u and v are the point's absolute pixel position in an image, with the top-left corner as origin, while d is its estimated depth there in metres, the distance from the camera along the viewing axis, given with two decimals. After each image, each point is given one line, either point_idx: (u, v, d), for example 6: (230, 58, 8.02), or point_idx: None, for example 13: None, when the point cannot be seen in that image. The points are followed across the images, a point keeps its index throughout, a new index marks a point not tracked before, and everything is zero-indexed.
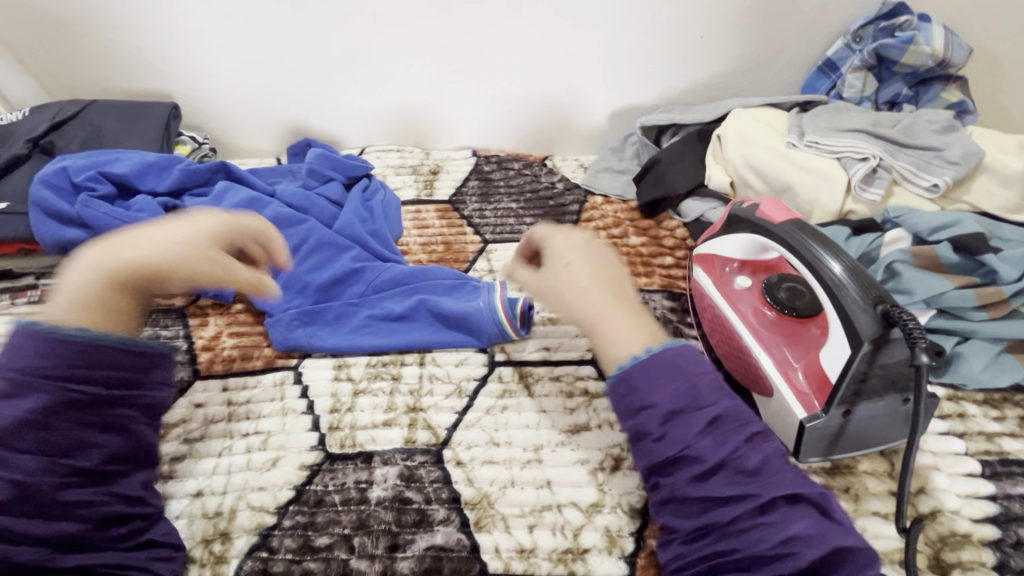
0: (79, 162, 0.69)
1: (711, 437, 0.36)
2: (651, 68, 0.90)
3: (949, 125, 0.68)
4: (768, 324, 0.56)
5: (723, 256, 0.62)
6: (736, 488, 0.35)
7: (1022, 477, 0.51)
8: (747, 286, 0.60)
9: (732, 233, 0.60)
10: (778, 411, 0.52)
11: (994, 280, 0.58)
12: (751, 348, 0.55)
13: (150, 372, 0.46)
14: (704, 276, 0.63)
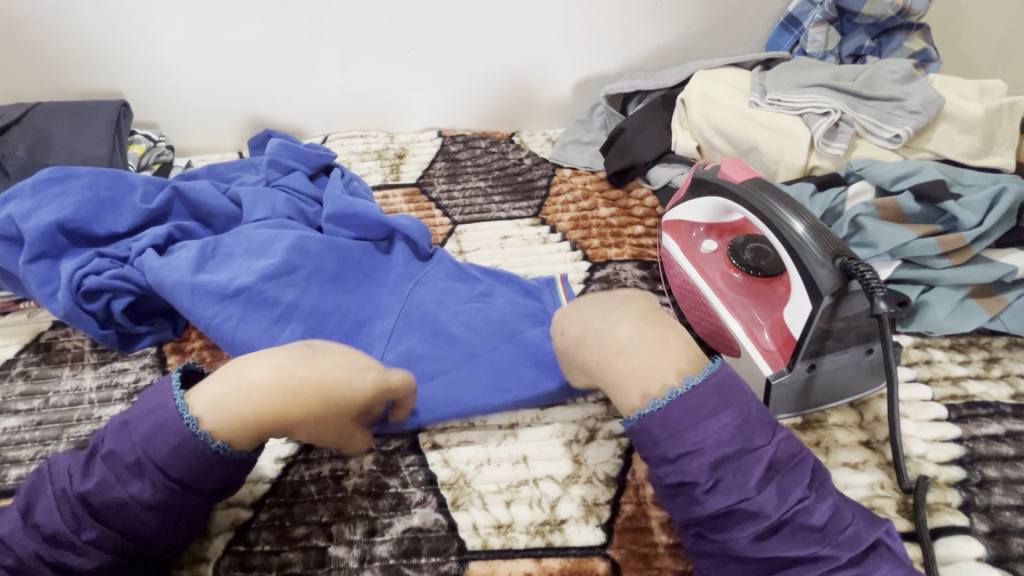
0: (25, 206, 0.65)
1: (772, 490, 0.37)
2: (613, 34, 0.88)
3: (911, 73, 0.68)
4: (736, 285, 0.56)
5: (690, 220, 0.61)
6: (806, 545, 0.36)
7: (986, 418, 0.52)
8: (713, 249, 0.60)
9: (696, 198, 0.59)
10: (749, 370, 0.52)
11: (956, 227, 0.58)
12: (720, 311, 0.55)
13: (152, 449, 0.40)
14: (672, 243, 0.63)
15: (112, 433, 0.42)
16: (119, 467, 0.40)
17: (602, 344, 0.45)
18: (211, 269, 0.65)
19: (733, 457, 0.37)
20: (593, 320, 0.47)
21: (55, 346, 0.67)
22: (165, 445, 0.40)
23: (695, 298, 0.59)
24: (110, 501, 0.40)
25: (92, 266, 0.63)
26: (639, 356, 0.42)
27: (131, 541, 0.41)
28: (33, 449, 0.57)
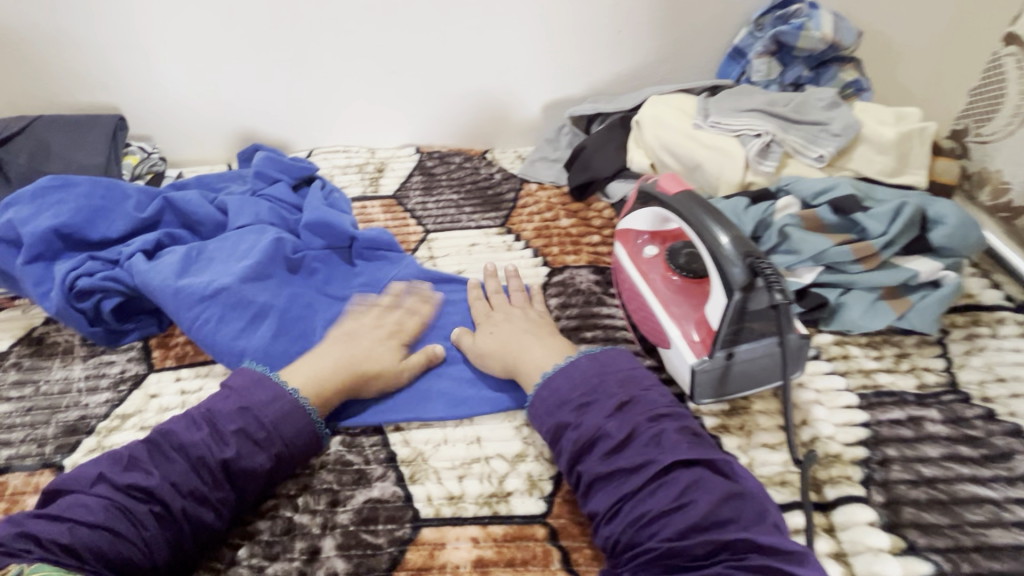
0: (25, 212, 0.70)
1: (618, 418, 0.49)
2: (577, 62, 0.96)
3: (835, 101, 0.76)
4: (673, 286, 0.62)
5: (636, 228, 0.68)
6: (645, 457, 0.46)
7: (891, 405, 0.58)
8: (655, 254, 0.66)
9: (640, 208, 0.65)
10: (679, 361, 0.58)
11: (867, 236, 0.65)
12: (656, 309, 0.61)
13: (221, 419, 0.50)
14: (620, 249, 0.69)
15: (222, 418, 0.50)
16: (245, 443, 0.50)
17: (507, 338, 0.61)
18: (195, 270, 0.70)
19: (592, 398, 0.51)
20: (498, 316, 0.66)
21: (47, 339, 0.71)
22: (294, 425, 0.52)
23: (638, 298, 0.65)
24: (208, 479, 0.48)
25: (84, 268, 0.68)
26: (537, 348, 0.58)
27: (209, 515, 0.47)
28: (23, 432, 0.61)
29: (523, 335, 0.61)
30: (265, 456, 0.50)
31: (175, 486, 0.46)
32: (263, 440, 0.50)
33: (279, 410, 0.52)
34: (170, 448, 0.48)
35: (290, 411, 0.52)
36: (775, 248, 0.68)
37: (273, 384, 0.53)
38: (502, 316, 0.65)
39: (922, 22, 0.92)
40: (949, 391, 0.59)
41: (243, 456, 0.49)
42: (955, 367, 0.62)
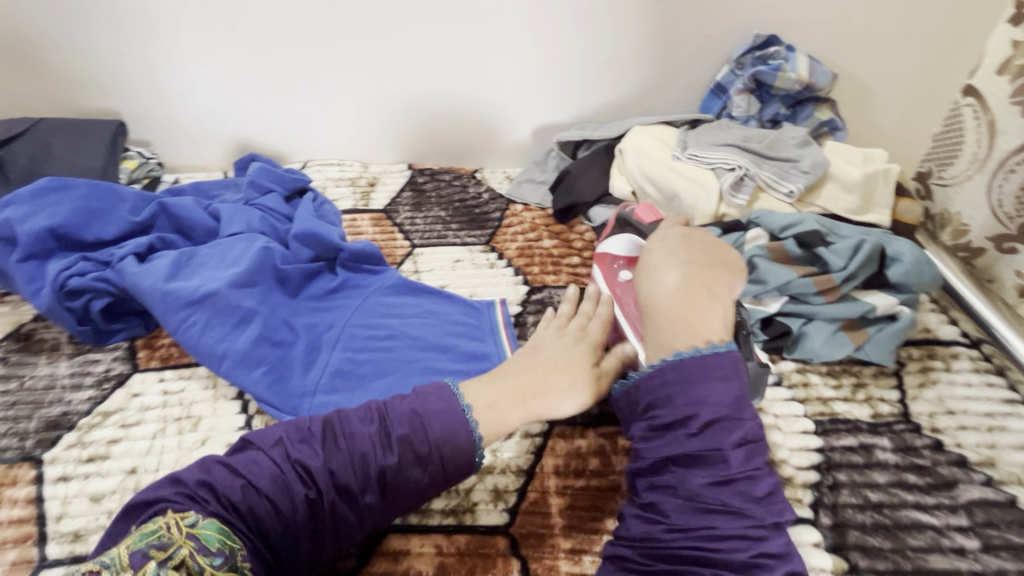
0: (22, 211, 0.72)
1: (743, 451, 0.45)
2: (567, 90, 1.00)
3: (806, 139, 0.80)
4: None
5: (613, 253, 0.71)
6: (741, 504, 0.44)
7: (845, 432, 0.61)
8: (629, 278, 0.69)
9: (619, 234, 0.71)
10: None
11: (829, 269, 0.68)
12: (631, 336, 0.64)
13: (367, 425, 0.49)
14: (599, 275, 0.72)
15: (296, 455, 0.48)
16: (299, 487, 0.46)
17: (668, 280, 0.57)
18: (183, 275, 0.72)
19: (704, 409, 0.46)
20: (681, 244, 0.61)
21: (34, 336, 0.73)
22: (445, 425, 0.50)
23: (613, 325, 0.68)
24: (359, 479, 0.47)
25: (77, 268, 0.70)
26: (709, 313, 0.53)
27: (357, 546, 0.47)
28: (5, 425, 0.63)
29: (697, 289, 0.55)
30: (431, 471, 0.49)
31: (333, 474, 0.47)
32: (425, 449, 0.49)
33: (443, 424, 0.50)
34: (338, 436, 0.49)
35: (348, 462, 0.47)
36: (744, 276, 0.72)
37: (448, 395, 0.52)
38: (682, 250, 0.60)
39: (893, 68, 0.98)
40: (901, 421, 0.62)
41: (374, 456, 0.47)
42: (908, 398, 0.65)
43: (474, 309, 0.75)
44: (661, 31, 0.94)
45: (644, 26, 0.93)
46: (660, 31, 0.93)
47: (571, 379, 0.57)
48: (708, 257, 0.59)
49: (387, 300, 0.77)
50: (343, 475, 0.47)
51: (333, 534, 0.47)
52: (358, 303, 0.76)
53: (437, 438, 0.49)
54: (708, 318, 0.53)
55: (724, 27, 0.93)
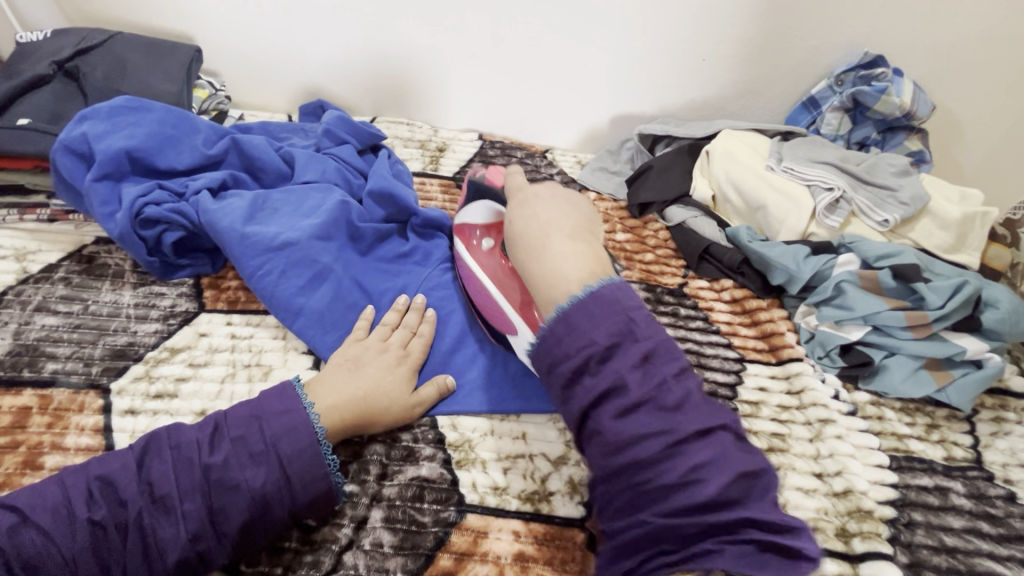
0: (100, 127, 0.69)
1: (642, 371, 0.43)
2: (655, 82, 0.97)
3: (906, 169, 0.78)
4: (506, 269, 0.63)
5: (471, 224, 0.68)
6: (658, 423, 0.42)
7: (920, 471, 0.60)
8: (502, 258, 0.64)
9: (478, 201, 0.67)
10: (525, 339, 0.58)
11: (923, 305, 0.67)
12: (505, 305, 0.60)
13: (228, 433, 0.48)
14: (459, 242, 0.69)
15: (236, 423, 0.49)
16: (244, 455, 0.47)
17: (547, 255, 0.52)
18: (260, 220, 0.69)
19: (721, 436, 0.42)
20: (558, 196, 0.58)
21: (97, 260, 0.70)
22: (304, 460, 0.48)
23: (485, 287, 0.63)
24: (181, 483, 0.45)
25: (153, 197, 0.68)
26: (570, 254, 0.51)
27: (334, 500, 0.50)
28: (70, 348, 0.61)
29: (551, 238, 0.53)
30: (270, 471, 0.47)
31: (252, 485, 0.46)
32: (263, 450, 0.48)
33: (293, 442, 0.48)
34: (166, 444, 0.47)
35: (303, 427, 0.49)
36: (828, 300, 0.71)
37: (293, 396, 0.51)
38: (554, 201, 0.57)
39: (990, 107, 0.95)
40: (974, 467, 0.62)
41: (232, 459, 0.47)
42: (982, 446, 0.64)
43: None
44: (768, 33, 0.90)
45: (751, 26, 0.89)
46: (767, 32, 0.90)
47: (358, 384, 0.55)
48: (572, 213, 0.56)
49: (455, 272, 0.72)
50: (216, 472, 0.46)
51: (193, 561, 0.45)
52: (428, 271, 0.72)
53: (299, 468, 0.48)
54: (580, 262, 0.51)
55: (831, 40, 0.90)
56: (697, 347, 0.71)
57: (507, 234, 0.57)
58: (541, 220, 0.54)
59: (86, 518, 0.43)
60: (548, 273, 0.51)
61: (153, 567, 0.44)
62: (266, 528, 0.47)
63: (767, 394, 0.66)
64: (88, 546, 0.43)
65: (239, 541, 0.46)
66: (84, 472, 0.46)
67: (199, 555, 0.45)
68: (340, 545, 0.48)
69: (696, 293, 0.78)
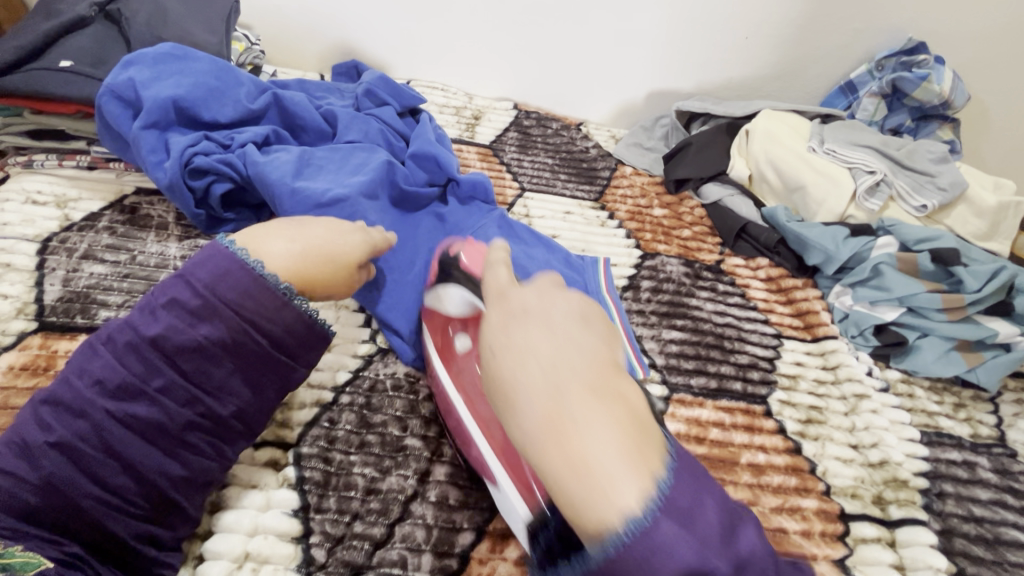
0: (146, 74, 0.68)
1: (699, 522, 0.29)
2: (696, 58, 0.96)
3: (944, 157, 0.80)
4: (479, 391, 0.48)
5: (445, 315, 0.54)
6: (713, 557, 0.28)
7: (950, 446, 0.63)
8: (467, 348, 0.50)
9: (452, 286, 0.53)
10: (508, 502, 0.44)
11: (959, 288, 0.69)
12: (461, 406, 0.49)
13: (160, 305, 0.44)
14: (432, 342, 0.54)
15: (162, 293, 0.45)
16: (182, 314, 0.44)
17: (529, 376, 0.34)
18: (308, 175, 0.69)
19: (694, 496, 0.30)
20: (559, 315, 0.37)
21: (139, 210, 0.69)
22: (255, 300, 0.45)
23: (460, 416, 0.49)
24: (140, 363, 0.42)
25: (202, 146, 0.67)
26: (601, 428, 0.31)
27: (311, 322, 0.47)
28: (121, 297, 0.60)
29: (568, 406, 0.32)
30: (219, 322, 0.44)
31: (206, 337, 0.43)
32: (199, 305, 0.44)
33: (229, 284, 0.45)
34: (101, 345, 0.44)
35: (233, 269, 0.45)
36: (864, 281, 0.73)
37: (207, 248, 0.46)
38: (554, 332, 0.36)
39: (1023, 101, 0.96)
40: (999, 444, 0.64)
41: (175, 323, 0.43)
42: (1006, 425, 0.67)
43: (581, 266, 0.69)
44: (814, 13, 0.90)
45: (799, 5, 0.89)
46: (813, 13, 0.89)
47: (311, 236, 0.52)
48: (584, 373, 0.33)
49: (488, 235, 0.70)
50: (166, 343, 0.43)
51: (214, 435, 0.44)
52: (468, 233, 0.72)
53: (248, 305, 0.45)
54: (603, 439, 0.31)
55: (877, 24, 0.90)
56: (736, 321, 0.72)
57: (486, 378, 0.37)
58: (533, 340, 0.36)
59: (43, 442, 0.40)
60: (516, 422, 0.34)
61: (163, 447, 0.42)
62: (257, 366, 0.46)
63: (804, 368, 0.68)
64: (66, 464, 0.40)
65: (236, 388, 0.45)
66: (30, 406, 0.42)
67: (206, 422, 0.44)
68: (406, 495, 0.49)
69: (732, 270, 0.79)
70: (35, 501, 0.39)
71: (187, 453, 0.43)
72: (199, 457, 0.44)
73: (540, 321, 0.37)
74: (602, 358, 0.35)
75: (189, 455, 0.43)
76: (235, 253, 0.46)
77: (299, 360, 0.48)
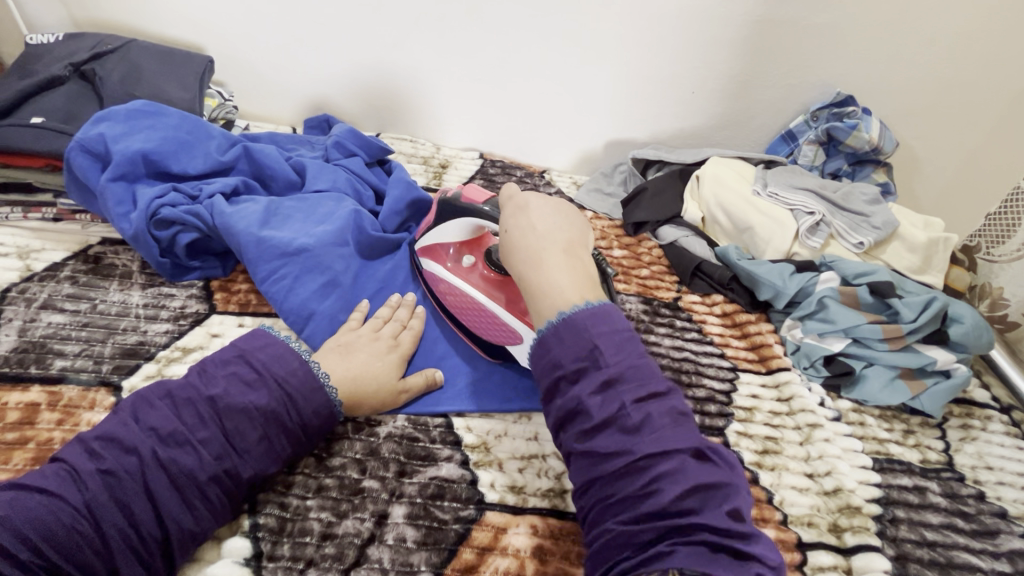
0: (117, 129, 0.70)
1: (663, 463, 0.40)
2: (647, 111, 1.03)
3: (876, 198, 0.86)
4: (494, 286, 0.64)
5: (447, 244, 0.67)
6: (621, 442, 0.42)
7: (901, 472, 0.65)
8: (471, 264, 0.66)
9: (449, 220, 0.63)
10: (529, 350, 0.59)
11: (897, 319, 0.74)
12: (494, 309, 0.62)
13: (223, 375, 0.50)
14: (434, 265, 0.68)
15: (222, 364, 0.51)
16: (239, 383, 0.50)
17: (552, 279, 0.49)
18: (273, 225, 0.71)
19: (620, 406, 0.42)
20: (550, 204, 0.55)
21: (103, 260, 0.70)
22: (304, 382, 0.52)
23: (471, 299, 0.64)
24: (192, 417, 0.47)
25: (169, 199, 0.69)
26: (566, 272, 0.49)
27: (335, 412, 0.54)
28: (79, 346, 0.60)
29: (547, 251, 0.51)
30: (269, 393, 0.50)
31: (256, 406, 0.49)
32: (257, 381, 0.50)
33: (284, 366, 0.52)
34: (155, 398, 0.48)
35: (293, 356, 0.53)
36: (811, 314, 0.77)
37: (266, 334, 0.55)
38: (548, 211, 0.54)
39: (946, 147, 1.05)
40: (947, 469, 0.67)
41: (234, 390, 0.49)
42: (953, 450, 0.69)
43: None
44: (750, 70, 0.97)
45: (735, 64, 0.97)
46: (749, 70, 0.97)
47: (356, 367, 0.57)
48: (558, 230, 0.52)
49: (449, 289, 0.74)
50: (220, 405, 0.48)
51: (233, 491, 0.48)
52: (424, 277, 0.75)
53: (296, 386, 0.51)
54: (577, 282, 0.48)
55: (808, 80, 0.98)
56: (693, 355, 0.74)
57: (504, 247, 0.54)
58: (530, 220, 0.53)
59: (94, 469, 0.43)
60: (526, 271, 0.50)
61: (186, 496, 0.45)
62: (282, 439, 0.50)
63: (760, 400, 0.70)
64: (107, 493, 0.43)
65: (261, 455, 0.49)
66: (77, 441, 0.45)
67: (232, 481, 0.47)
68: (363, 538, 0.49)
69: (690, 306, 0.82)
70: (70, 523, 0.41)
71: (201, 506, 0.46)
72: (208, 513, 0.46)
73: (527, 211, 0.54)
74: (569, 227, 0.53)
75: (204, 509, 0.46)
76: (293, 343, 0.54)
77: (314, 440, 0.53)
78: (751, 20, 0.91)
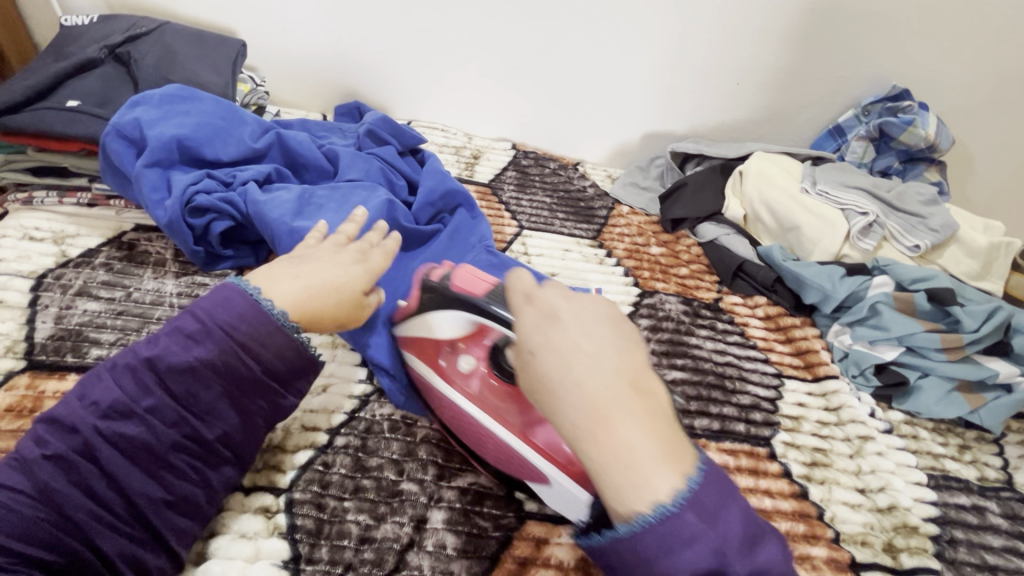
0: (152, 114, 0.69)
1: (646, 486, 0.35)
2: (688, 103, 0.99)
3: (934, 199, 0.81)
4: (500, 398, 0.50)
5: (433, 338, 0.53)
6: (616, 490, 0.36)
7: (958, 490, 0.62)
8: (470, 368, 0.51)
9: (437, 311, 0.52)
10: (568, 496, 0.46)
11: (957, 328, 0.70)
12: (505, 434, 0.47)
13: (166, 334, 0.45)
14: (419, 363, 0.54)
15: (168, 322, 0.46)
16: (181, 339, 0.45)
17: (586, 390, 0.36)
18: (307, 215, 0.68)
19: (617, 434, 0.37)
20: (589, 310, 0.40)
21: (137, 247, 0.69)
22: (255, 328, 0.46)
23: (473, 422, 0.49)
24: (136, 384, 0.43)
25: (204, 185, 0.67)
26: (637, 426, 0.35)
27: (305, 356, 0.48)
28: (114, 335, 0.59)
29: (614, 400, 0.36)
30: (211, 347, 0.45)
31: (202, 362, 0.44)
32: (201, 334, 0.45)
33: (229, 312, 0.46)
34: (99, 371, 0.45)
35: (237, 296, 0.46)
36: (862, 320, 0.73)
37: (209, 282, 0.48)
38: (593, 326, 0.39)
39: (1005, 146, 0.99)
40: (1007, 488, 0.63)
41: (175, 348, 0.44)
42: (1013, 468, 0.65)
43: None
44: (800, 61, 0.93)
45: (785, 54, 0.92)
46: (799, 60, 0.92)
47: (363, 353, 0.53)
48: (614, 356, 0.38)
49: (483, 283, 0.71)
50: (161, 367, 0.44)
51: (205, 456, 0.45)
52: None
53: (242, 333, 0.45)
54: (646, 439, 0.35)
55: (862, 72, 0.93)
56: (736, 360, 0.72)
57: (530, 375, 0.39)
58: (567, 340, 0.38)
59: (40, 455, 0.41)
60: (573, 426, 0.36)
61: (149, 467, 0.43)
62: (245, 391, 0.46)
63: (807, 410, 0.67)
64: (64, 478, 0.41)
65: (223, 412, 0.45)
66: (31, 428, 0.43)
67: (198, 446, 0.44)
68: (401, 544, 0.47)
69: (731, 308, 0.79)
70: (32, 514, 0.39)
71: (172, 476, 0.43)
72: (184, 481, 0.44)
73: (551, 318, 0.40)
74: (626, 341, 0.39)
75: (177, 480, 0.44)
76: (241, 285, 0.47)
77: (288, 388, 0.49)
78: (805, 8, 0.87)
